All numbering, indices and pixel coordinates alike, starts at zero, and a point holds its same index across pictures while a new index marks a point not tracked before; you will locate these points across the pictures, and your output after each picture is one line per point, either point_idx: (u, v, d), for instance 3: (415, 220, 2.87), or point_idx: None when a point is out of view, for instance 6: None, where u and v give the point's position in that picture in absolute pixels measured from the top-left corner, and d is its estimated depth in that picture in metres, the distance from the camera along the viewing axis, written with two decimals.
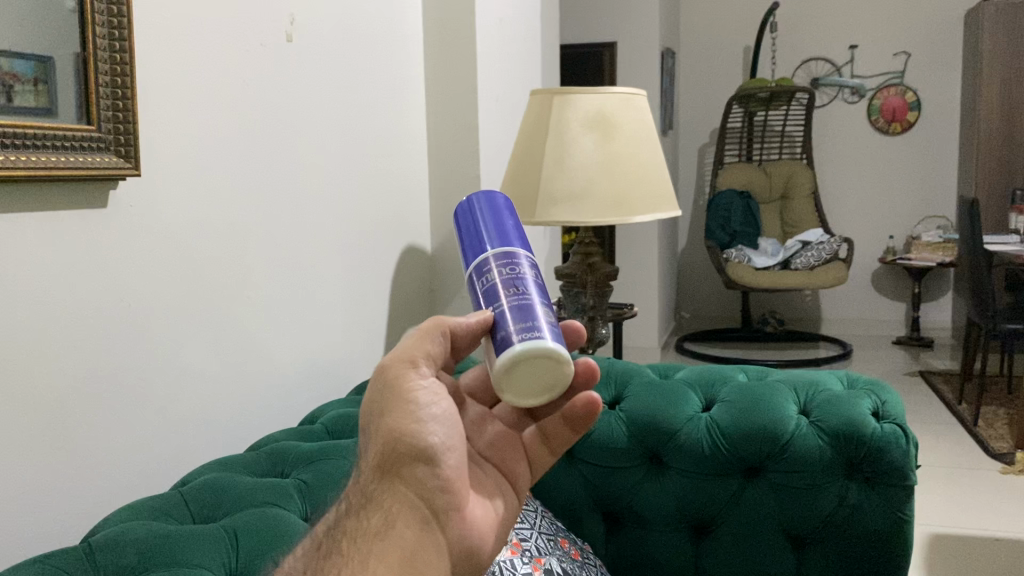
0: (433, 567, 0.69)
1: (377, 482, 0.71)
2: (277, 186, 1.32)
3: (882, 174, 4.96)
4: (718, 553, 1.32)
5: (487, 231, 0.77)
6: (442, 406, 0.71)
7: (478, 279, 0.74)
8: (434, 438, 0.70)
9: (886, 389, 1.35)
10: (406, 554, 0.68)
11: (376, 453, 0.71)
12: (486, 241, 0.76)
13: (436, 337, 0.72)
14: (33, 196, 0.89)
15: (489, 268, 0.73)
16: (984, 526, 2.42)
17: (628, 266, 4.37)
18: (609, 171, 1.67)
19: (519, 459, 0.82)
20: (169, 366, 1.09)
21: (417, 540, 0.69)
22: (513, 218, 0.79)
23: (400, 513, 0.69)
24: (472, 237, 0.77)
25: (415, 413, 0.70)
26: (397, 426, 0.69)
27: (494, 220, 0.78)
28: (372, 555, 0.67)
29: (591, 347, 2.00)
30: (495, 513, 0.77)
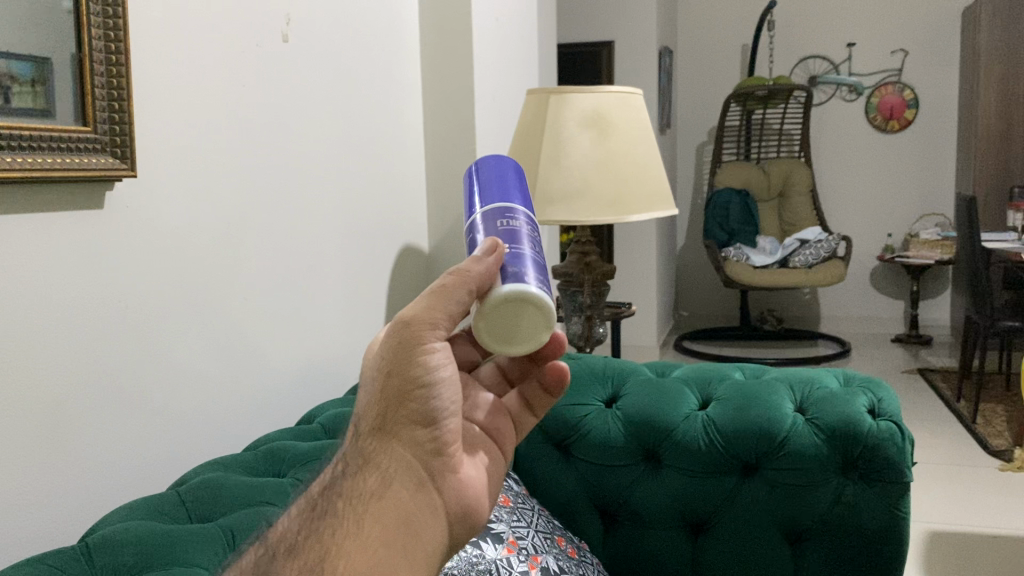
0: (428, 528, 0.68)
1: (375, 443, 0.70)
2: (274, 186, 1.32)
3: (880, 171, 4.96)
4: (715, 549, 1.32)
5: (486, 189, 0.79)
6: (449, 369, 0.69)
7: (473, 235, 0.76)
8: (438, 399, 0.69)
9: (883, 387, 1.35)
10: (402, 514, 0.67)
11: (377, 414, 0.70)
12: (486, 198, 0.78)
13: (458, 292, 0.67)
14: (29, 199, 0.89)
15: (483, 221, 0.76)
16: (981, 523, 2.42)
17: (627, 264, 4.37)
18: (605, 170, 1.67)
19: (504, 425, 0.80)
20: (166, 367, 1.09)
21: (413, 500, 0.68)
22: (517, 180, 0.81)
23: (396, 474, 0.68)
24: (472, 198, 0.80)
25: (421, 374, 0.68)
26: (403, 384, 0.68)
27: (495, 180, 0.80)
28: (367, 514, 0.66)
29: (587, 347, 2.03)
30: (486, 477, 0.75)
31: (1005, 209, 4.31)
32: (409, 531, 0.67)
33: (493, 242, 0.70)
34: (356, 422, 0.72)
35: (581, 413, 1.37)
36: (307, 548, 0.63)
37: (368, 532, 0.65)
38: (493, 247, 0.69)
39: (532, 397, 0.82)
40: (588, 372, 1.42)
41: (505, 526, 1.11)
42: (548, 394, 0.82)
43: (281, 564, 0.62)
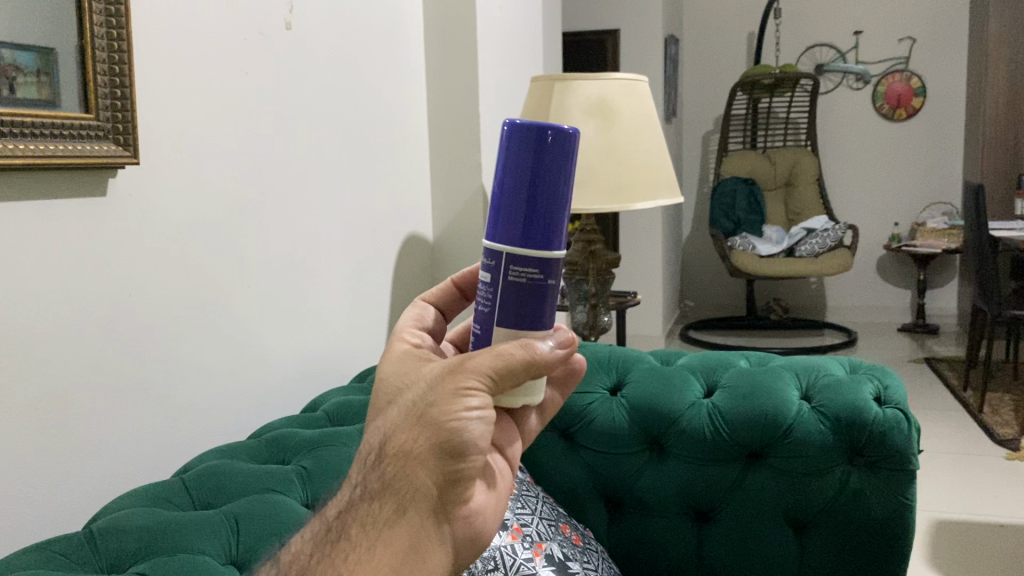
0: (434, 559, 0.64)
1: (396, 469, 0.63)
2: (275, 176, 1.32)
3: (886, 160, 4.93)
4: (718, 537, 1.32)
5: (537, 213, 0.60)
6: (488, 416, 0.62)
7: (508, 280, 0.61)
8: (471, 436, 0.62)
9: (890, 375, 1.35)
10: (410, 543, 0.63)
11: (403, 437, 0.62)
12: (552, 233, 0.61)
13: (515, 357, 0.60)
14: (29, 189, 0.89)
15: (527, 280, 0.61)
16: (989, 512, 2.41)
17: (631, 254, 4.35)
18: (608, 158, 1.66)
19: (513, 436, 0.71)
20: (173, 356, 1.10)
21: (424, 529, 0.64)
22: (566, 170, 0.62)
23: (412, 500, 0.63)
24: (533, 211, 0.60)
25: (456, 416, 0.61)
26: (437, 421, 0.61)
27: (554, 196, 0.61)
28: (377, 542, 0.62)
29: (593, 335, 2.03)
30: (499, 495, 0.70)
31: (1012, 196, 4.29)
32: (416, 558, 0.63)
33: (570, 340, 0.63)
34: (376, 431, 0.65)
35: (585, 402, 1.37)
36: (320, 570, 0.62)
37: (379, 561, 0.62)
38: (570, 344, 0.63)
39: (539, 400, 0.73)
40: (592, 361, 1.43)
41: (510, 513, 1.10)
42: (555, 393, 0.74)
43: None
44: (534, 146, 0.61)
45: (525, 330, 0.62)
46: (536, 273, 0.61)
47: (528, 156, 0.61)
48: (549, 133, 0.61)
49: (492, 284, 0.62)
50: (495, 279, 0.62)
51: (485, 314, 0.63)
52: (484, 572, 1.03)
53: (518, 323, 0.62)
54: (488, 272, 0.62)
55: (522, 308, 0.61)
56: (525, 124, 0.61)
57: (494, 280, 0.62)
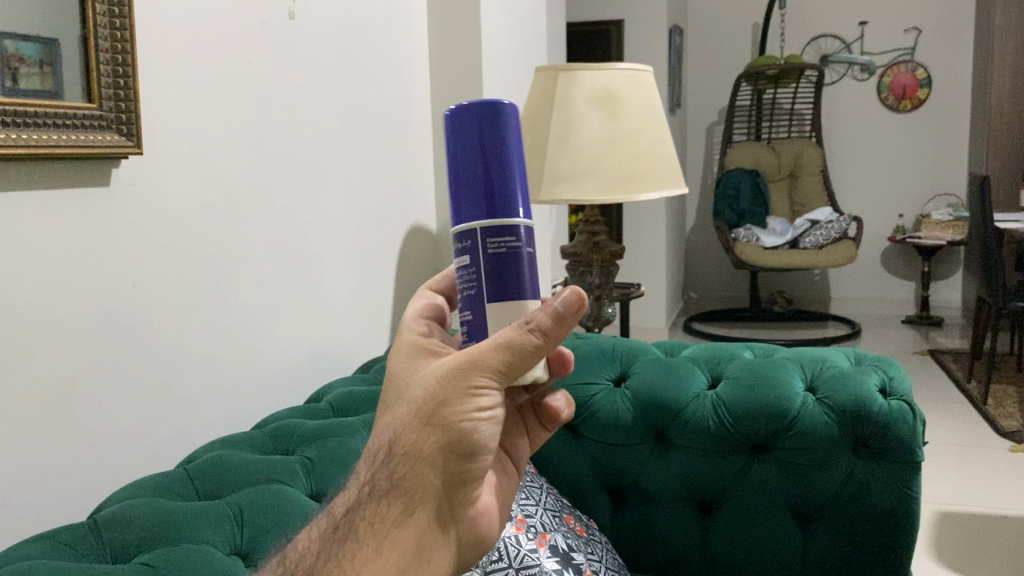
0: (439, 559, 0.64)
1: (404, 467, 0.62)
2: (278, 166, 1.31)
3: (891, 151, 4.92)
4: (722, 530, 1.32)
5: (496, 181, 0.62)
6: (498, 413, 0.62)
7: (485, 253, 0.61)
8: (480, 435, 0.61)
9: (895, 366, 1.34)
10: (417, 545, 0.62)
11: (410, 436, 0.61)
12: (514, 198, 0.62)
13: (527, 345, 0.58)
14: (29, 180, 0.88)
15: (504, 248, 0.61)
16: (992, 504, 2.41)
17: (635, 244, 4.35)
18: (613, 149, 1.65)
19: (519, 435, 0.75)
20: (176, 347, 1.10)
21: (430, 528, 0.63)
22: (511, 137, 0.64)
23: (420, 500, 0.62)
24: (495, 179, 0.62)
25: (468, 412, 0.61)
26: (447, 418, 0.61)
27: (506, 162, 0.63)
28: (385, 542, 0.61)
29: (596, 327, 2.03)
30: (499, 497, 0.71)
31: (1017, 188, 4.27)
32: (422, 559, 0.63)
33: (580, 296, 0.59)
34: (382, 430, 0.63)
35: (590, 393, 1.36)
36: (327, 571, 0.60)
37: (386, 561, 0.61)
38: (579, 302, 0.59)
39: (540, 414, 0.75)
40: (597, 352, 1.42)
41: (515, 504, 1.10)
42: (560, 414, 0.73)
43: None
44: (475, 121, 0.63)
45: (516, 300, 0.61)
46: (512, 239, 0.61)
47: (472, 133, 0.63)
48: (488, 109, 0.63)
49: (472, 262, 0.61)
50: (474, 256, 0.61)
51: (471, 298, 0.62)
52: (489, 562, 1.02)
53: (511, 297, 0.61)
54: (464, 257, 0.62)
55: (507, 278, 0.61)
56: (462, 107, 0.64)
57: (473, 259, 0.61)
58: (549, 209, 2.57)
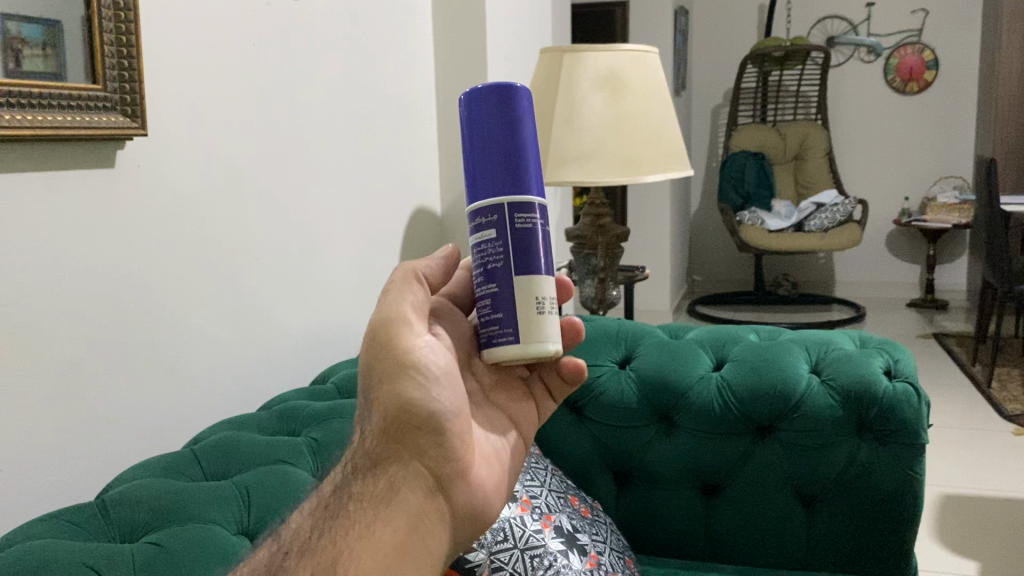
0: (434, 532, 0.66)
1: (385, 448, 0.66)
2: (283, 147, 1.31)
3: (898, 134, 4.89)
4: (727, 511, 1.33)
5: (517, 161, 0.66)
6: (445, 371, 0.66)
7: (510, 226, 0.65)
8: (438, 405, 0.65)
9: (900, 348, 1.34)
10: (409, 519, 0.65)
11: (377, 414, 0.66)
12: (533, 178, 0.66)
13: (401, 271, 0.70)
14: (34, 162, 0.88)
15: (525, 221, 0.65)
16: (995, 487, 2.42)
17: (639, 227, 4.35)
18: (618, 132, 1.65)
19: (528, 408, 0.77)
20: (183, 329, 1.10)
21: (420, 504, 0.65)
22: (527, 118, 0.68)
23: (403, 475, 0.66)
24: (518, 160, 0.66)
25: (415, 376, 0.65)
26: (399, 388, 0.64)
27: (524, 143, 0.67)
28: (377, 519, 0.64)
29: (602, 310, 2.03)
30: (501, 474, 0.72)
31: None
32: (417, 534, 0.65)
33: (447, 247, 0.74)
34: (364, 417, 0.69)
35: (594, 375, 1.37)
36: (321, 549, 0.63)
37: (379, 536, 0.64)
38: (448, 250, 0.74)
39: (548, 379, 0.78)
40: (601, 334, 1.42)
41: (519, 485, 1.10)
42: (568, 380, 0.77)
43: (294, 562, 0.63)
44: (494, 102, 0.67)
45: (535, 271, 0.65)
46: (533, 215, 0.65)
47: (491, 114, 0.67)
48: (506, 92, 0.67)
49: (500, 236, 0.65)
50: (502, 230, 0.65)
51: (496, 270, 0.65)
52: (494, 542, 1.01)
53: (528, 268, 0.65)
54: (488, 232, 0.65)
55: (532, 252, 0.65)
56: (481, 89, 0.67)
57: (501, 233, 0.65)
58: (554, 192, 2.57)
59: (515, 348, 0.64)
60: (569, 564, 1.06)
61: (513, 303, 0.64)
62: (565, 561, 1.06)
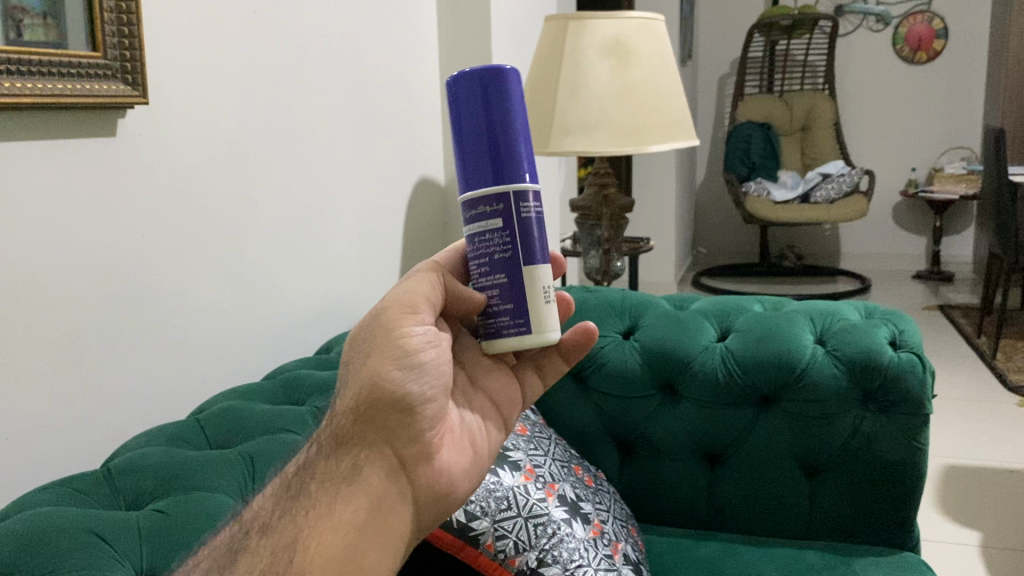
0: (396, 516, 0.65)
1: (353, 428, 0.65)
2: (284, 118, 1.30)
3: (906, 104, 4.85)
4: (730, 481, 1.33)
5: (510, 146, 0.65)
6: (431, 354, 0.65)
7: (517, 215, 0.64)
8: (413, 387, 0.64)
9: (905, 319, 1.34)
10: (372, 500, 0.64)
11: (351, 392, 0.65)
12: (527, 163, 0.66)
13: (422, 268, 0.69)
14: (36, 131, 0.88)
15: (527, 208, 0.65)
16: (998, 458, 2.42)
17: (644, 198, 4.32)
18: (623, 101, 1.63)
19: (512, 390, 0.76)
20: (187, 300, 1.10)
21: (384, 486, 0.65)
22: (516, 99, 0.67)
23: (369, 457, 0.65)
24: (511, 145, 0.65)
25: (400, 359, 0.64)
26: (378, 368, 0.64)
27: (516, 128, 0.66)
28: (338, 500, 0.63)
29: (605, 281, 2.03)
30: (470, 459, 0.71)
31: None
32: (378, 516, 0.64)
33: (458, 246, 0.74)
34: (339, 393, 0.67)
35: (598, 345, 1.36)
36: (280, 529, 0.62)
37: (339, 517, 0.63)
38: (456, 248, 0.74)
39: (542, 361, 0.77)
40: (606, 305, 1.41)
41: (523, 454, 1.11)
42: (560, 361, 0.76)
43: (253, 543, 0.62)
44: (482, 86, 0.65)
45: (538, 259, 0.66)
46: (531, 202, 0.65)
47: (479, 99, 0.66)
48: (492, 76, 0.66)
49: (507, 225, 0.64)
50: (508, 220, 0.64)
51: (503, 259, 0.65)
52: (499, 511, 1.01)
53: (531, 256, 0.65)
54: (495, 221, 0.64)
55: (534, 241, 0.65)
56: (468, 73, 0.66)
57: (507, 221, 0.64)
58: (559, 162, 2.55)
59: (522, 338, 0.66)
60: (572, 532, 1.07)
61: (522, 292, 0.65)
62: (569, 530, 1.06)
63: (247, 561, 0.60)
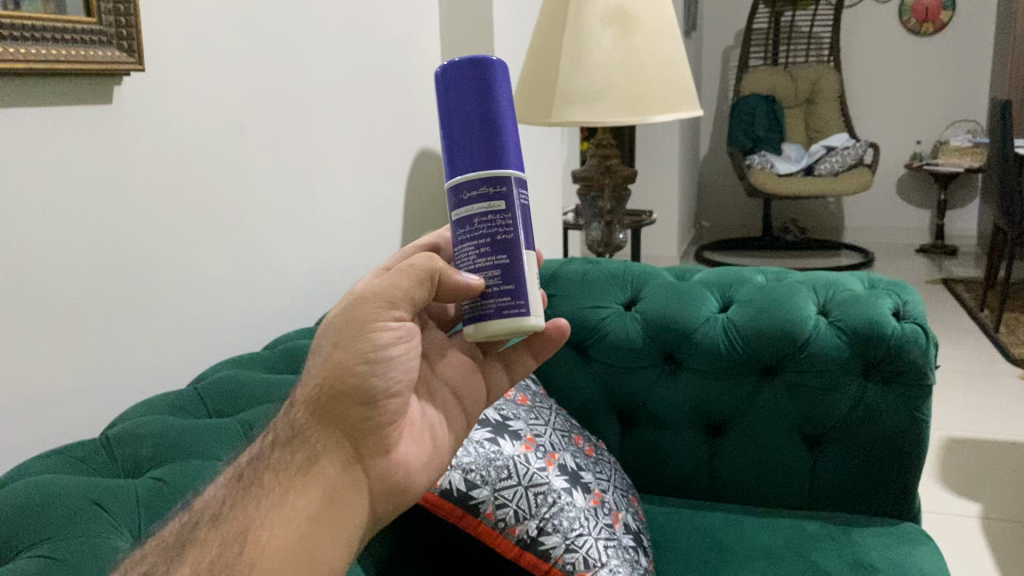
0: (351, 509, 0.64)
1: (311, 419, 0.64)
2: (282, 87, 1.28)
3: (912, 77, 4.80)
4: (731, 451, 1.33)
5: (496, 133, 0.65)
6: (398, 347, 0.64)
7: (515, 198, 0.65)
8: (376, 381, 0.63)
9: (909, 290, 1.32)
10: (326, 493, 0.63)
11: (314, 382, 0.64)
12: (515, 151, 0.66)
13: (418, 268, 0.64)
14: (31, 98, 0.87)
15: (520, 194, 0.65)
16: (999, 430, 2.42)
17: (647, 171, 4.30)
18: (627, 69, 1.61)
19: (477, 381, 0.76)
20: (185, 271, 1.09)
21: (340, 479, 0.63)
22: (503, 87, 0.67)
23: (324, 450, 0.64)
24: (497, 132, 0.65)
25: (366, 352, 0.63)
26: (342, 359, 0.63)
27: (504, 116, 0.66)
28: (291, 492, 0.62)
29: (607, 253, 2.02)
30: (431, 453, 0.70)
31: None
32: (332, 509, 0.63)
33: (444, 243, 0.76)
34: (303, 381, 0.66)
35: (598, 316, 1.35)
36: (230, 518, 0.61)
37: (292, 510, 0.61)
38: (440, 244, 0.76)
39: (512, 359, 0.77)
40: (607, 276, 1.40)
41: (523, 424, 1.10)
42: (530, 356, 0.76)
43: (202, 533, 0.60)
44: (471, 74, 0.66)
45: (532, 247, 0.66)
46: (522, 189, 0.66)
47: (468, 87, 0.66)
48: (480, 66, 0.67)
49: (510, 207, 0.64)
50: (511, 202, 0.64)
51: (506, 241, 0.64)
52: (499, 481, 1.01)
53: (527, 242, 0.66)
54: (498, 203, 0.64)
55: (529, 228, 0.66)
56: (457, 63, 0.67)
57: (510, 204, 0.64)
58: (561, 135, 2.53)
59: (524, 321, 0.64)
60: (572, 502, 1.06)
61: (525, 274, 0.65)
62: (569, 499, 1.06)
63: (195, 553, 0.58)
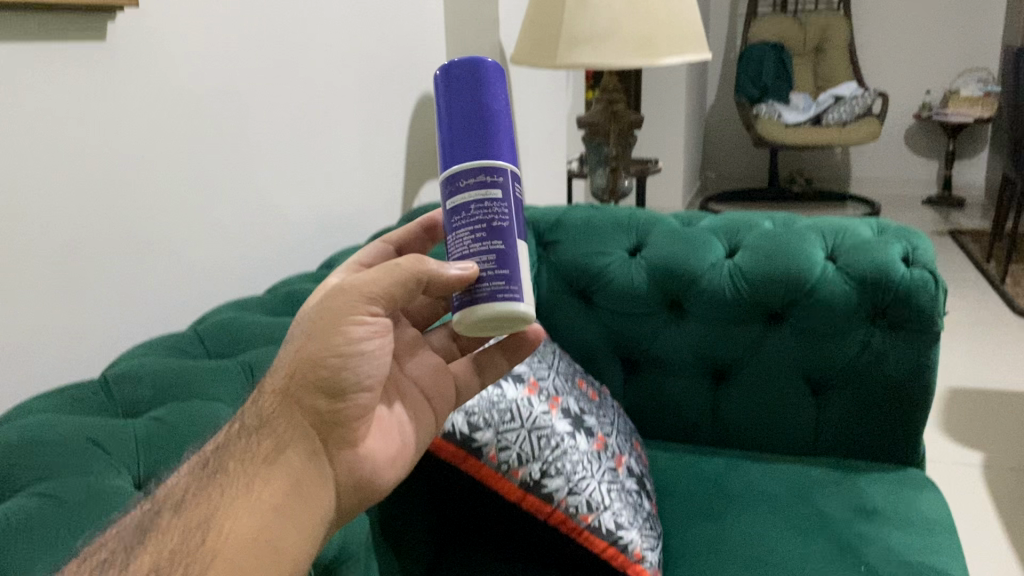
0: (316, 498, 0.62)
1: (280, 408, 0.64)
2: (280, 27, 1.25)
3: (924, 24, 4.71)
4: (736, 396, 1.32)
5: (492, 125, 0.66)
6: (371, 345, 0.64)
7: (511, 188, 0.65)
8: (350, 374, 0.63)
9: (919, 233, 1.30)
10: (292, 481, 0.61)
11: (286, 373, 0.64)
12: (510, 146, 0.67)
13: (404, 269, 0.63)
14: (24, 33, 0.84)
15: (515, 185, 0.65)
16: (1003, 380, 2.42)
17: (653, 120, 4.24)
18: (634, 8, 1.57)
19: (446, 383, 0.78)
20: (184, 215, 1.08)
21: (305, 469, 0.62)
22: (498, 85, 0.69)
23: (291, 438, 0.63)
24: (492, 123, 0.66)
25: (340, 345, 0.63)
26: (317, 351, 0.63)
27: (499, 111, 0.68)
28: (256, 478, 0.60)
29: (611, 200, 2.00)
30: (396, 451, 0.70)
31: None
32: (297, 497, 0.61)
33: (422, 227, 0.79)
34: (277, 370, 0.66)
35: (602, 263, 1.33)
36: (194, 504, 0.58)
37: (257, 496, 0.59)
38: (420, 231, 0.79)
39: (484, 362, 0.81)
40: (612, 222, 1.38)
41: (527, 368, 1.10)
42: (501, 356, 0.80)
43: (166, 521, 0.57)
44: (468, 71, 0.68)
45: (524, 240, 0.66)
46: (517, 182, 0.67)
47: (465, 82, 0.68)
48: (478, 66, 0.68)
49: (507, 196, 0.64)
50: (507, 191, 0.65)
51: (502, 229, 0.64)
52: (503, 422, 1.01)
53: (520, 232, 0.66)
54: (494, 191, 0.64)
55: (522, 219, 0.66)
56: (453, 67, 0.69)
57: (506, 192, 0.64)
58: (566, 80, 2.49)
59: (519, 307, 0.63)
60: (576, 445, 1.06)
61: (519, 263, 0.64)
62: (572, 442, 1.06)
63: (156, 539, 0.55)
